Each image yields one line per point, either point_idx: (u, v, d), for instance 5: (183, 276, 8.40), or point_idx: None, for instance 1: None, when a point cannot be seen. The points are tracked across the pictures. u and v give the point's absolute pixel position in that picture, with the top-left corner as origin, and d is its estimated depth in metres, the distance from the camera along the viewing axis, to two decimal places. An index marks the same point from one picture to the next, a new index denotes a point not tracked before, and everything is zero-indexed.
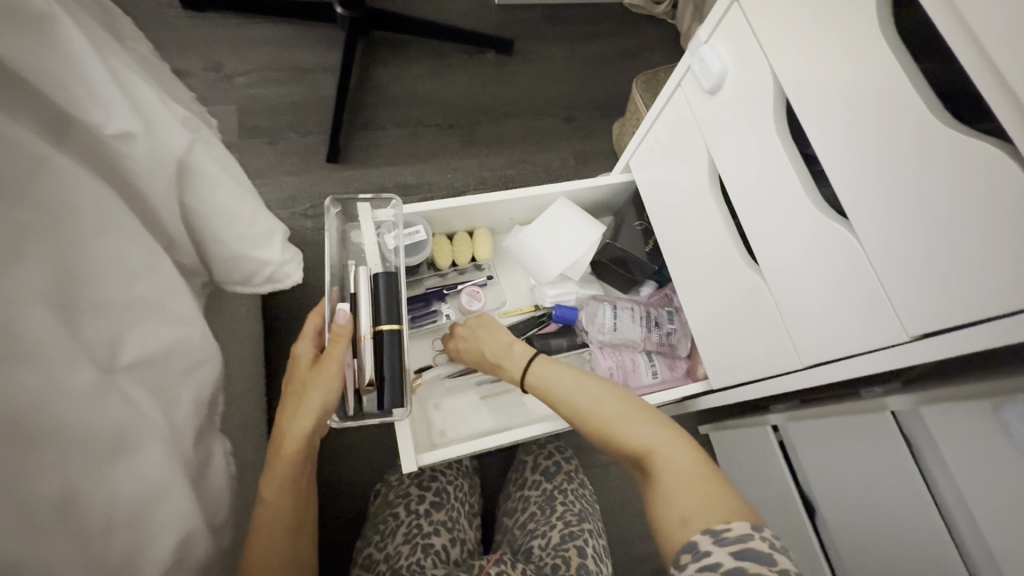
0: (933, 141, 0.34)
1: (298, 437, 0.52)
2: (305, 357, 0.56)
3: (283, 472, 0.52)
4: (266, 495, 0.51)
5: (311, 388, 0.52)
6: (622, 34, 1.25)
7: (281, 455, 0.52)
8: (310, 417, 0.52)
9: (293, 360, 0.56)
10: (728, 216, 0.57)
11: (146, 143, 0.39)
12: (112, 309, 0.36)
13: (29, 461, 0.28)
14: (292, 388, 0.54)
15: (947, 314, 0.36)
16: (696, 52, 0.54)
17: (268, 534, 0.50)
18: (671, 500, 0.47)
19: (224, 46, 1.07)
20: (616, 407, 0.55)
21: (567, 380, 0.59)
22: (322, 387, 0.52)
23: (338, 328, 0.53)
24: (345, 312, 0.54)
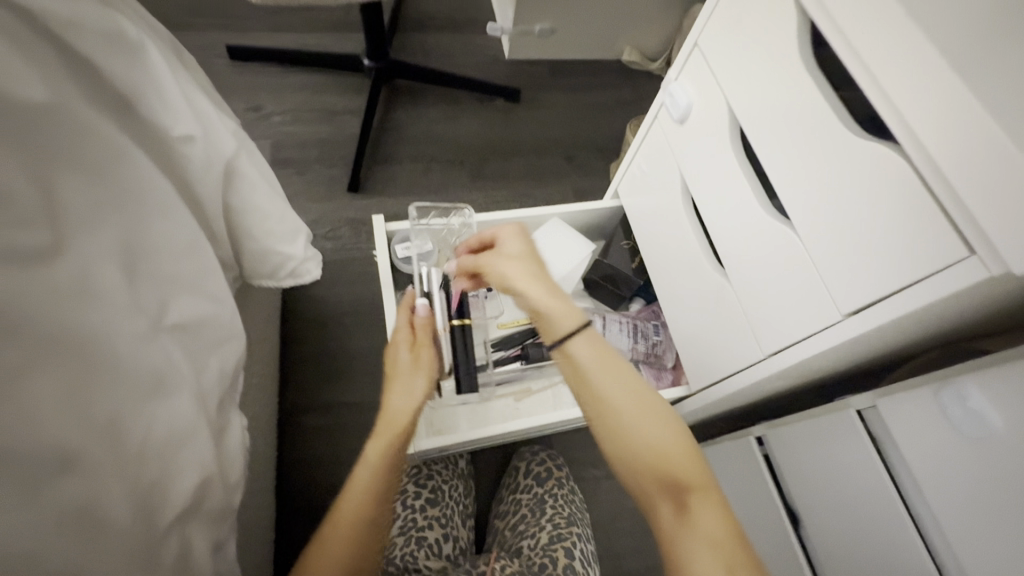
0: (847, 148, 0.41)
1: (410, 410, 0.57)
2: (402, 343, 0.61)
3: (389, 438, 0.54)
4: (369, 455, 0.53)
5: (417, 367, 0.59)
6: (621, 86, 1.37)
7: (389, 420, 0.56)
8: (419, 393, 0.58)
9: (393, 344, 0.61)
10: (698, 229, 0.64)
11: (203, 146, 0.47)
12: (161, 275, 0.43)
13: (93, 380, 0.35)
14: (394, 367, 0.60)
15: (867, 293, 0.41)
16: (667, 89, 0.63)
17: (365, 496, 0.50)
18: (703, 547, 0.43)
19: (263, 90, 1.21)
20: (665, 426, 0.50)
21: (620, 380, 0.52)
22: (427, 365, 0.59)
23: (422, 320, 0.63)
24: (426, 306, 0.63)
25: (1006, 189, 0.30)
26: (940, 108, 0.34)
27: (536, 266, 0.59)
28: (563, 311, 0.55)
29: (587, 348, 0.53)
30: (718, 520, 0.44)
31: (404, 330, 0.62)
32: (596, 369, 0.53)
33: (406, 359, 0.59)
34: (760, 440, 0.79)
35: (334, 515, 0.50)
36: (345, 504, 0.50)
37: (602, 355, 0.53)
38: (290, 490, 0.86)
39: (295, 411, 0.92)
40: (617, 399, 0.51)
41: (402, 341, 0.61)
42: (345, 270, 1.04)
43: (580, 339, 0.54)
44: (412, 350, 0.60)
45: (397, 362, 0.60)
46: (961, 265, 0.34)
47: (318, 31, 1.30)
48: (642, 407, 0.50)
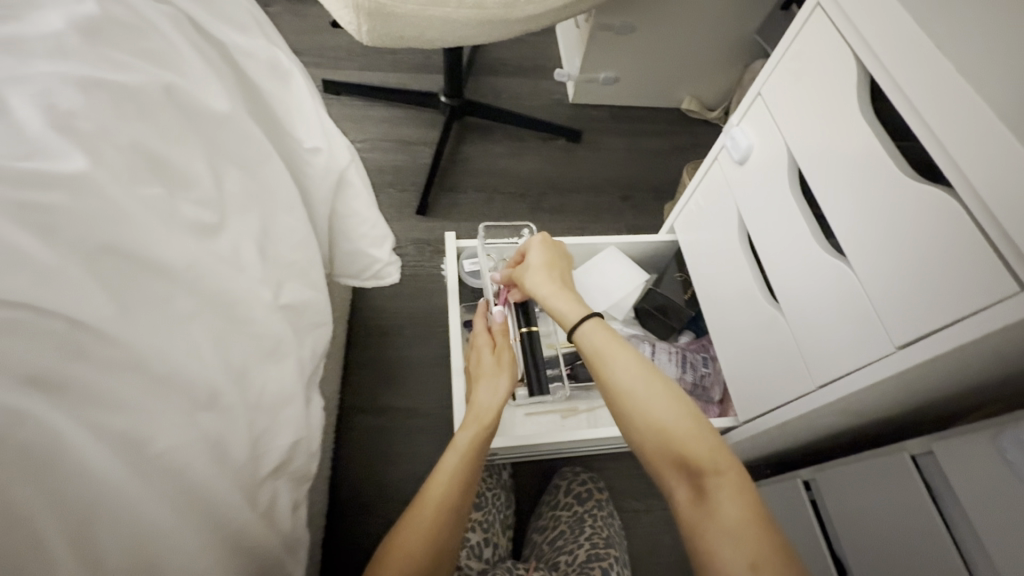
0: (901, 190, 0.44)
1: (493, 408, 0.67)
2: (485, 347, 0.74)
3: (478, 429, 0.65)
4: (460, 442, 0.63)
5: (500, 369, 0.71)
6: (679, 133, 1.43)
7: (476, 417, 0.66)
8: (500, 392, 0.68)
9: (476, 348, 0.74)
10: (754, 264, 0.67)
11: (325, 157, 0.56)
12: (281, 261, 0.51)
13: (239, 338, 0.42)
14: (480, 369, 0.72)
15: (921, 326, 0.43)
16: (728, 133, 0.68)
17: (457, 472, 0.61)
18: (724, 530, 0.46)
19: (350, 120, 1.35)
20: (680, 414, 0.55)
21: (625, 366, 0.59)
22: (507, 369, 0.71)
23: (499, 327, 0.75)
24: (502, 315, 0.75)
25: None
26: (1000, 155, 0.37)
27: (552, 274, 0.70)
28: (572, 309, 0.66)
29: (592, 335, 0.62)
30: (735, 503, 0.48)
31: (485, 335, 0.75)
32: (605, 356, 0.61)
33: (490, 361, 0.72)
34: (807, 483, 0.77)
35: (429, 490, 0.60)
36: (438, 483, 0.60)
37: (609, 343, 0.62)
38: (339, 486, 0.91)
39: (351, 411, 0.98)
40: (628, 386, 0.58)
41: (483, 345, 0.73)
42: (408, 285, 1.12)
43: (589, 329, 0.63)
44: (492, 354, 0.72)
45: (482, 362, 0.72)
46: (1011, 299, 0.36)
47: (402, 71, 1.44)
48: (650, 392, 0.57)
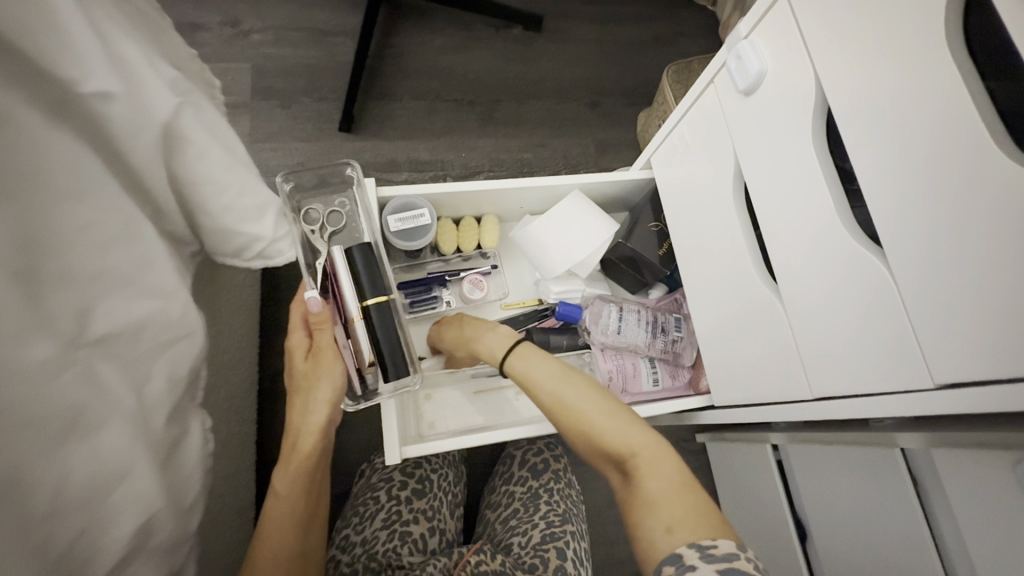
0: (989, 177, 0.30)
1: (315, 428, 0.51)
2: (299, 352, 0.52)
3: (299, 465, 0.51)
4: (280, 487, 0.51)
5: (315, 376, 0.51)
6: (660, 18, 1.18)
7: (296, 446, 0.51)
8: (323, 408, 0.51)
9: (290, 352, 0.53)
10: (750, 228, 0.53)
11: (127, 105, 0.36)
12: (80, 280, 0.34)
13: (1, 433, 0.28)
14: (294, 383, 0.52)
15: (980, 367, 0.32)
16: (734, 48, 0.49)
17: (280, 530, 0.50)
18: (650, 505, 0.47)
19: (242, 1, 1.04)
20: (596, 404, 0.53)
21: (546, 375, 0.55)
22: (327, 377, 0.50)
23: (314, 317, 0.50)
24: (314, 299, 0.49)
25: None
26: None
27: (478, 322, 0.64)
28: (496, 343, 0.59)
29: (516, 357, 0.57)
30: (665, 479, 0.48)
31: (300, 331, 0.53)
32: (528, 378, 0.56)
33: (301, 371, 0.51)
34: (775, 446, 0.73)
35: (256, 551, 0.49)
36: (263, 543, 0.49)
37: (533, 359, 0.57)
38: None
39: None
40: (551, 396, 0.54)
41: (297, 348, 0.52)
42: None
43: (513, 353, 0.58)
44: (308, 358, 0.52)
45: (294, 376, 0.52)
46: None
47: None
48: (573, 392, 0.54)
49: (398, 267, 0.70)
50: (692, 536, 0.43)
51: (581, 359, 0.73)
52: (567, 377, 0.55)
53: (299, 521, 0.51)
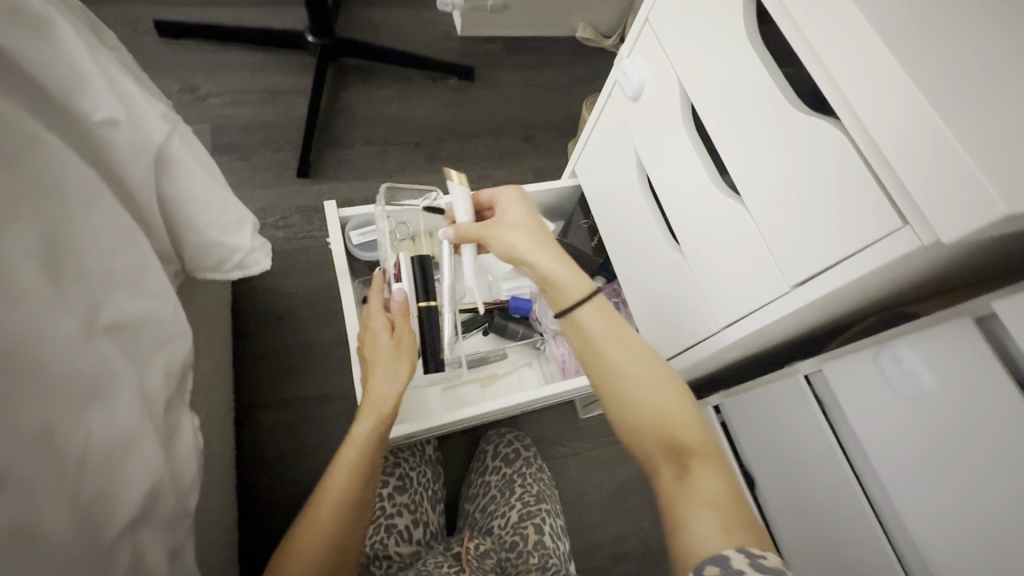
0: (788, 125, 0.42)
1: (394, 396, 0.58)
2: (381, 329, 0.60)
3: (378, 425, 0.57)
4: (357, 435, 0.56)
5: (400, 354, 0.59)
6: (577, 64, 1.36)
7: (375, 405, 0.57)
8: (402, 379, 0.58)
9: (369, 328, 0.60)
10: (655, 207, 0.64)
11: (130, 131, 0.43)
12: (94, 276, 0.40)
13: (32, 392, 0.33)
14: (374, 355, 0.59)
15: (808, 264, 0.42)
16: (620, 66, 0.62)
17: (351, 474, 0.55)
18: (703, 504, 0.45)
19: (199, 70, 1.14)
20: (679, 405, 0.51)
21: (634, 355, 0.53)
22: (408, 353, 0.60)
23: (398, 306, 0.61)
24: (402, 290, 0.61)
25: (941, 160, 0.31)
26: (881, 78, 0.34)
27: (542, 235, 0.59)
28: (570, 276, 0.56)
29: (597, 320, 0.54)
30: (719, 483, 0.46)
31: (382, 315, 0.61)
32: (606, 340, 0.54)
33: (388, 346, 0.59)
34: (717, 408, 0.82)
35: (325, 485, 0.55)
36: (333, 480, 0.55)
37: (616, 331, 0.54)
38: (255, 488, 0.84)
39: (252, 407, 0.89)
40: (635, 374, 0.52)
41: (380, 326, 0.60)
42: (300, 261, 1.00)
43: (591, 311, 0.55)
44: (390, 336, 0.60)
45: (377, 350, 0.59)
46: (896, 233, 0.35)
47: (258, 5, 1.23)
48: (658, 381, 0.52)
49: (356, 286, 0.76)
50: (742, 542, 0.42)
51: (537, 349, 0.81)
52: (649, 357, 0.53)
53: (365, 476, 0.56)
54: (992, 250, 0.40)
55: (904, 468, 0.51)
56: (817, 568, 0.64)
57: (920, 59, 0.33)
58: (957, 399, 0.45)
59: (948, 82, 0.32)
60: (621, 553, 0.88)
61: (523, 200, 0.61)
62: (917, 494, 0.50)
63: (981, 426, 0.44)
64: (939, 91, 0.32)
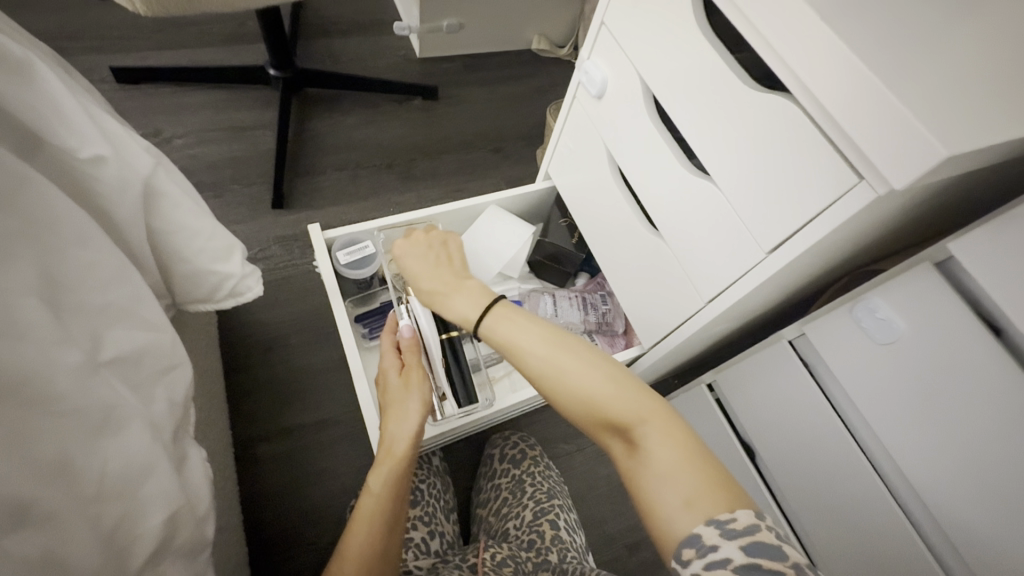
0: (743, 102, 0.45)
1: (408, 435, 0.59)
2: (393, 370, 0.63)
3: (393, 467, 0.58)
4: (374, 484, 0.58)
5: (408, 393, 0.60)
6: (537, 75, 1.41)
7: (390, 450, 0.58)
8: (413, 416, 0.59)
9: (382, 372, 0.63)
10: (630, 197, 0.67)
11: (117, 165, 0.44)
12: (93, 311, 0.40)
13: (43, 427, 0.33)
14: (388, 398, 0.61)
15: (780, 229, 0.45)
16: (582, 67, 0.66)
17: (367, 521, 0.55)
18: (659, 476, 0.44)
19: (163, 113, 1.14)
20: (606, 381, 0.49)
21: (536, 344, 0.52)
22: (416, 388, 0.61)
23: (407, 343, 0.63)
24: (409, 327, 0.63)
25: (879, 110, 0.34)
26: (819, 46, 0.37)
27: (445, 271, 0.61)
28: (469, 305, 0.58)
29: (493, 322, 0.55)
30: (667, 447, 0.45)
31: (392, 356, 0.63)
32: (510, 337, 0.54)
33: (397, 387, 0.61)
34: (711, 386, 0.84)
35: (345, 539, 0.55)
36: (353, 534, 0.55)
37: (514, 325, 0.54)
38: (260, 522, 0.82)
39: (249, 442, 0.87)
40: (542, 362, 0.52)
41: (390, 367, 0.62)
42: (285, 290, 1.00)
43: (489, 319, 0.55)
44: (399, 376, 0.62)
45: (389, 392, 0.61)
46: (855, 189, 0.38)
47: (214, 44, 1.24)
48: (568, 362, 0.51)
49: (348, 304, 0.77)
50: (710, 511, 0.40)
51: None
52: (557, 340, 0.53)
53: (386, 522, 0.56)
54: (940, 195, 0.44)
55: (883, 406, 0.54)
56: (826, 527, 0.66)
57: (858, 24, 0.37)
58: (931, 343, 0.49)
59: (880, 43, 0.36)
60: (636, 542, 0.89)
61: (411, 240, 0.65)
62: (904, 433, 0.53)
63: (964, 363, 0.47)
64: (871, 51, 0.35)
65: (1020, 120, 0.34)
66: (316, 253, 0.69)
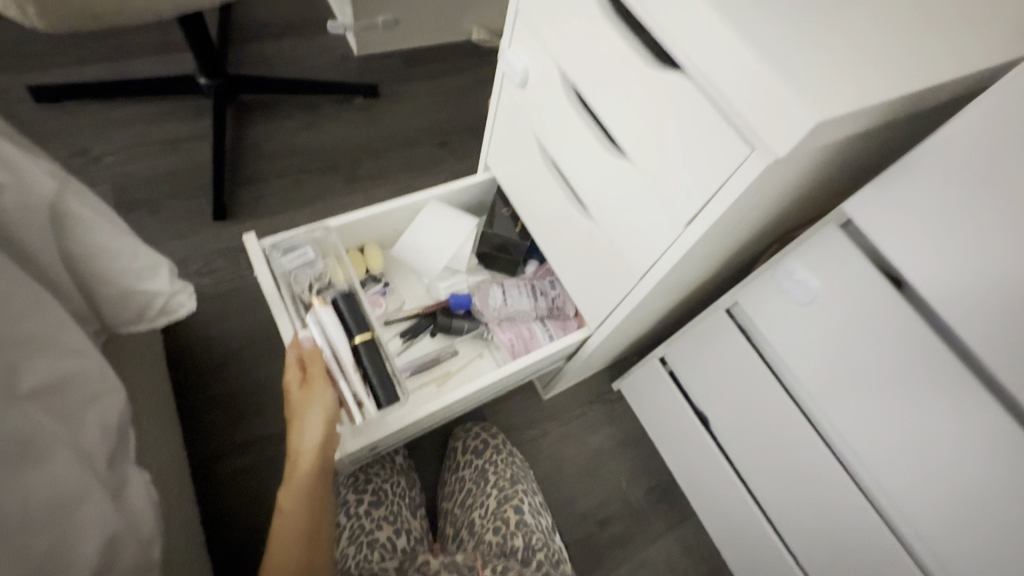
0: (648, 83, 0.46)
1: (312, 445, 0.58)
2: (294, 382, 0.61)
3: (300, 481, 0.57)
4: (284, 503, 0.57)
5: (312, 401, 0.60)
6: (479, 66, 1.40)
7: (296, 463, 0.58)
8: (317, 424, 0.58)
9: (286, 384, 0.62)
10: (563, 184, 0.68)
11: (17, 192, 0.43)
12: (6, 343, 0.38)
13: None
14: (292, 410, 0.60)
15: (691, 204, 0.47)
16: (504, 58, 0.66)
17: (286, 536, 0.56)
18: None
19: (88, 131, 1.09)
20: None
21: None
22: (320, 397, 0.59)
23: (310, 352, 0.62)
24: (310, 337, 0.62)
25: (760, 84, 0.36)
26: (703, 25, 0.38)
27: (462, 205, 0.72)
28: None
29: None
30: None
31: (294, 367, 0.62)
32: None
33: (300, 398, 0.60)
34: (663, 359, 0.85)
35: (267, 565, 0.55)
36: (274, 557, 0.55)
37: None
38: (227, 541, 0.82)
39: (209, 461, 0.86)
40: None
41: (292, 379, 0.61)
42: (234, 303, 0.98)
43: None
44: (302, 386, 0.60)
45: (292, 403, 0.60)
46: (750, 160, 0.40)
47: (137, 56, 1.19)
48: None
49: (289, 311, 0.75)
50: None
51: (485, 340, 0.84)
52: None
53: (303, 535, 0.56)
54: (837, 160, 0.46)
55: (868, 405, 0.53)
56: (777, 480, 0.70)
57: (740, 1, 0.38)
58: (846, 302, 0.52)
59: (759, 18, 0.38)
60: (606, 517, 0.92)
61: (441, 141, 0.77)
62: (830, 382, 0.57)
63: (947, 390, 0.47)
64: (750, 27, 0.37)
65: (890, 84, 0.37)
66: (255, 264, 0.68)
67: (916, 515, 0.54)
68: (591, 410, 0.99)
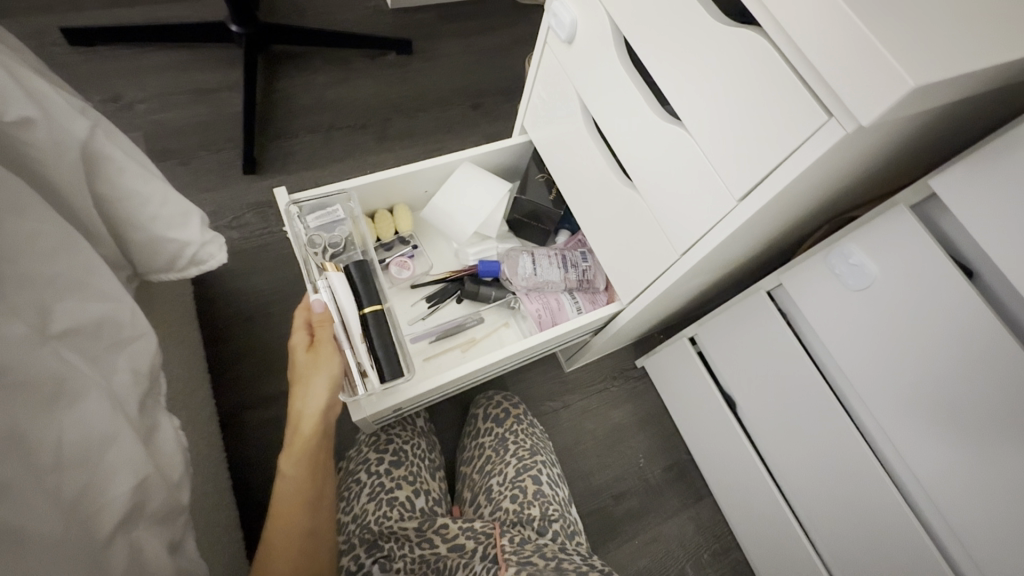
0: (713, 39, 0.43)
1: (316, 412, 0.57)
2: (301, 346, 0.59)
3: (302, 448, 0.57)
4: (286, 469, 0.57)
5: (318, 367, 0.57)
6: (516, 25, 1.34)
7: (300, 429, 0.57)
8: (322, 391, 0.56)
9: (292, 348, 0.59)
10: (604, 149, 0.65)
11: (48, 129, 0.42)
12: (38, 283, 0.38)
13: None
14: (297, 373, 0.58)
15: (750, 175, 0.44)
16: (551, 10, 0.62)
17: (288, 502, 0.56)
18: None
19: (121, 76, 1.08)
20: None
21: None
22: (326, 363, 0.57)
23: (318, 316, 0.59)
24: (320, 301, 0.59)
25: (847, 40, 0.32)
26: None
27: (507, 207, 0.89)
28: None
29: None
30: None
31: (302, 331, 0.59)
32: None
33: (307, 363, 0.57)
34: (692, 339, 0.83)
35: (270, 527, 0.55)
36: (276, 520, 0.55)
37: None
38: (251, 488, 0.84)
39: (235, 411, 0.88)
40: None
41: (300, 343, 0.59)
42: (261, 258, 0.98)
43: None
44: (309, 351, 0.58)
45: (296, 366, 0.58)
46: (824, 128, 0.36)
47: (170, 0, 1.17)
48: None
49: None
50: None
51: (511, 308, 0.82)
52: None
53: (305, 502, 0.56)
54: (914, 133, 0.42)
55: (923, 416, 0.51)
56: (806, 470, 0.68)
57: None
58: (907, 289, 0.48)
59: None
60: (622, 492, 0.92)
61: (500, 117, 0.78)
62: (876, 376, 0.53)
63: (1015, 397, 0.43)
64: None
65: (995, 44, 0.33)
66: (285, 218, 0.67)
67: (965, 531, 0.51)
68: (612, 386, 0.98)
